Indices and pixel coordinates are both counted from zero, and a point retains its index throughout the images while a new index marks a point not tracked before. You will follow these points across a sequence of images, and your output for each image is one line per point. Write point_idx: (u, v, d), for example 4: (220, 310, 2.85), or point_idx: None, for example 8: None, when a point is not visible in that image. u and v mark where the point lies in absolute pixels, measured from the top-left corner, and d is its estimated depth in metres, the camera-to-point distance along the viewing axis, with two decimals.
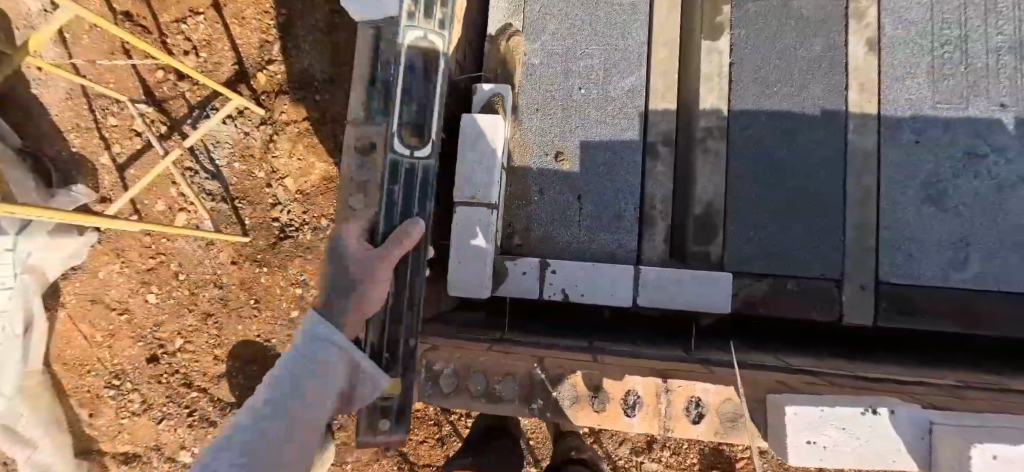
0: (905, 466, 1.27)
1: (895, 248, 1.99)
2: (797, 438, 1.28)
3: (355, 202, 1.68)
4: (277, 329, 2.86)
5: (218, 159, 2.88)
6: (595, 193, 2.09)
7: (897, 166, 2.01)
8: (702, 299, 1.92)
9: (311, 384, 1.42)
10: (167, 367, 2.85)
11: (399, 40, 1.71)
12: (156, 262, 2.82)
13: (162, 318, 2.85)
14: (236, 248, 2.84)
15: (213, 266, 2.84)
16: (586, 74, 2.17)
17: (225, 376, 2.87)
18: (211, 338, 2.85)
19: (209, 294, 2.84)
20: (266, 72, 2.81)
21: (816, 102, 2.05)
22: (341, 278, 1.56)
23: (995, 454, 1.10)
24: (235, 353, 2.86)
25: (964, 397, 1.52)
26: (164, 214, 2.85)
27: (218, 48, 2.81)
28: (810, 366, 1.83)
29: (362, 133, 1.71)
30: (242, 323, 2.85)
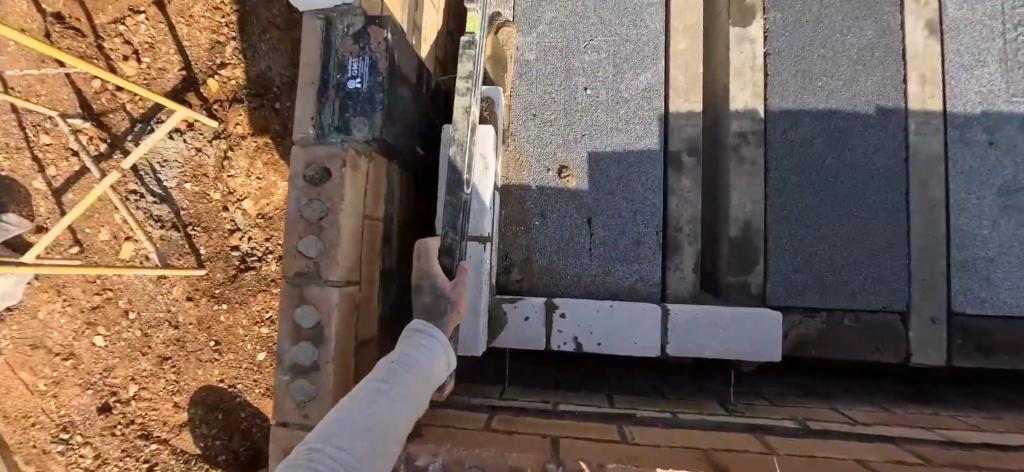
0: None
1: (970, 271, 1.65)
2: None
3: (308, 247, 1.28)
4: (242, 373, 2.40)
5: (165, 180, 2.42)
6: (607, 215, 1.74)
7: (969, 172, 1.67)
8: (746, 343, 1.57)
9: (424, 373, 1.13)
10: (121, 417, 2.35)
11: (358, 34, 1.36)
12: (103, 299, 2.35)
13: (113, 362, 2.36)
14: (191, 281, 2.40)
15: (166, 303, 2.39)
16: (591, 71, 1.81)
17: (189, 424, 2.37)
18: (169, 384, 2.37)
19: (164, 336, 2.38)
20: (217, 77, 2.39)
21: (869, 99, 1.70)
22: (439, 305, 1.32)
23: None
24: (198, 400, 2.38)
25: None
26: (109, 244, 2.38)
27: (162, 51, 2.36)
28: (880, 422, 1.50)
29: (311, 157, 1.32)
30: (201, 367, 2.39)
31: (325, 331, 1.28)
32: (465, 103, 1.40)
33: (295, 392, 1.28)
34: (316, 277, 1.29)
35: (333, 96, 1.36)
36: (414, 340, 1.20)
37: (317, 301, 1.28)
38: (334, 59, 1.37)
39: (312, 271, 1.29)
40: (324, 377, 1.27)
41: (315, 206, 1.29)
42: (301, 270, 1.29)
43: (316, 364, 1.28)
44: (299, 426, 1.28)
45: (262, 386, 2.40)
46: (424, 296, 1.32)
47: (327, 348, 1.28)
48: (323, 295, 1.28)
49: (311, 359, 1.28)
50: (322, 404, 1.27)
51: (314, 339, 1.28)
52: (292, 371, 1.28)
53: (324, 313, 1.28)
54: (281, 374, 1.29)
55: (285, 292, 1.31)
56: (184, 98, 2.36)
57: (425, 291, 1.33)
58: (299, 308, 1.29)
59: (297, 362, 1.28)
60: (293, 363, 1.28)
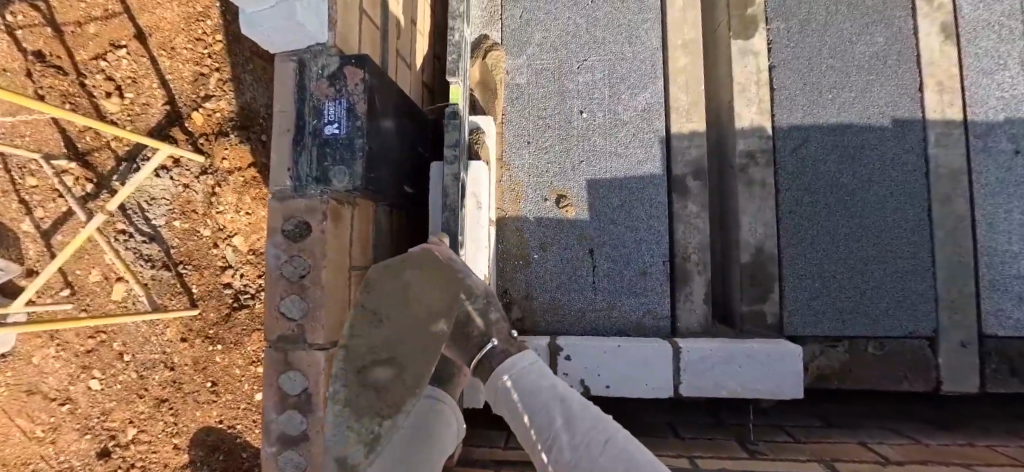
0: None
1: (1001, 290, 1.53)
2: None
3: (291, 308, 1.24)
4: (242, 414, 2.32)
5: (154, 218, 2.35)
6: (610, 244, 1.65)
7: (994, 184, 1.56)
8: (762, 380, 1.48)
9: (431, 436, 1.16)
10: (121, 461, 2.28)
11: (332, 75, 1.30)
12: (97, 342, 2.28)
13: (110, 405, 2.29)
14: (184, 321, 2.32)
15: (161, 345, 2.32)
16: (586, 94, 1.72)
17: (191, 466, 2.30)
18: (168, 426, 2.30)
19: (160, 377, 2.31)
20: (202, 110, 2.31)
21: (883, 110, 1.60)
22: (447, 369, 1.30)
23: None
24: (199, 442, 2.31)
25: None
26: (101, 285, 2.31)
27: (145, 86, 2.28)
28: (915, 459, 1.39)
29: (289, 211, 1.27)
30: (199, 408, 2.31)
31: (312, 397, 1.26)
32: (453, 172, 1.39)
33: (285, 464, 1.26)
34: (301, 339, 1.25)
35: (309, 144, 1.30)
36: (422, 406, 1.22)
37: (302, 366, 1.25)
38: (309, 105, 1.31)
39: (296, 333, 1.24)
40: (314, 446, 1.25)
41: (296, 263, 1.24)
42: (284, 333, 1.25)
43: (305, 433, 1.26)
44: None
45: None
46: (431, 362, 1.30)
47: (316, 417, 1.25)
48: (309, 359, 1.25)
49: (300, 427, 1.25)
50: None
51: (302, 406, 1.26)
52: (281, 441, 1.26)
53: (311, 378, 1.25)
54: (269, 445, 1.26)
55: (269, 357, 1.27)
56: (171, 135, 2.29)
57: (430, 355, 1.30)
58: (285, 374, 1.25)
59: (284, 432, 1.26)
60: (281, 432, 1.26)
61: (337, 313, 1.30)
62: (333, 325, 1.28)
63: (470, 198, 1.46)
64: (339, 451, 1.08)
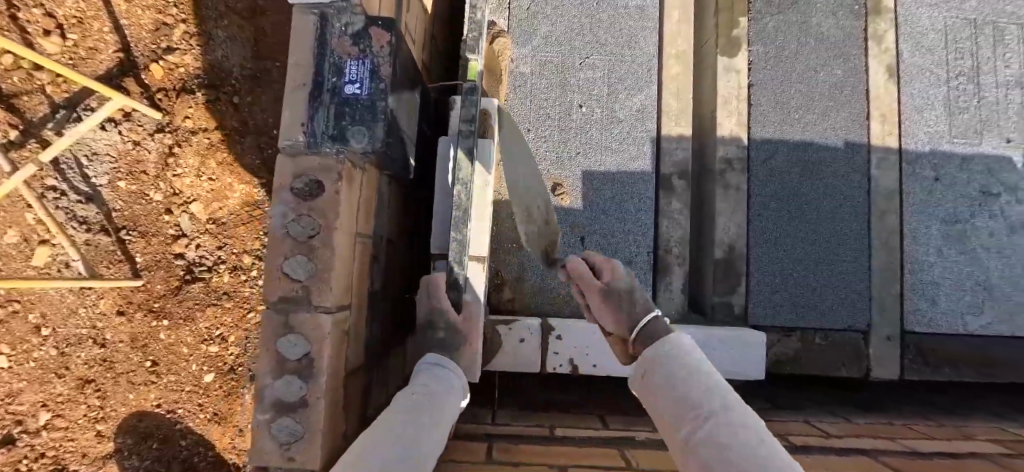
0: None
1: (920, 293, 1.81)
2: None
3: (296, 268, 1.17)
4: (184, 397, 2.15)
5: (94, 177, 2.14)
6: (601, 234, 1.75)
7: (919, 204, 1.84)
8: (729, 364, 1.64)
9: (441, 401, 1.10)
10: (27, 451, 2.02)
11: (357, 35, 1.27)
12: (7, 313, 2.00)
13: (18, 386, 2.02)
14: (123, 293, 2.12)
15: (90, 319, 2.09)
16: (586, 89, 1.81)
17: (115, 456, 2.09)
18: (91, 411, 2.07)
19: (87, 356, 2.08)
20: (164, 64, 2.16)
21: (838, 133, 1.84)
22: (452, 339, 1.32)
23: None
24: (128, 428, 2.11)
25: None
26: (15, 248, 2.02)
27: (92, 28, 2.08)
28: (848, 432, 1.60)
29: (301, 167, 1.22)
30: (133, 390, 2.12)
31: (315, 362, 1.17)
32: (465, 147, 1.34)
33: (278, 434, 1.15)
34: (306, 302, 1.18)
35: (327, 101, 1.24)
36: (426, 373, 1.19)
37: (303, 329, 1.17)
38: (329, 61, 1.26)
39: (301, 295, 1.18)
40: (314, 415, 1.16)
41: (304, 222, 1.18)
42: (286, 294, 1.18)
43: (303, 401, 1.16)
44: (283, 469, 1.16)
45: (208, 411, 2.15)
46: (437, 332, 1.32)
47: (317, 383, 1.16)
48: (314, 323, 1.17)
49: (298, 395, 1.16)
50: (309, 445, 1.15)
51: (302, 371, 1.16)
52: (275, 409, 1.16)
53: (314, 342, 1.17)
54: (261, 414, 1.16)
55: (268, 320, 1.19)
56: (124, 87, 2.11)
57: (439, 325, 1.32)
58: (285, 339, 1.17)
59: (279, 399, 1.16)
60: (275, 400, 1.16)
61: (344, 277, 1.25)
62: (337, 289, 1.21)
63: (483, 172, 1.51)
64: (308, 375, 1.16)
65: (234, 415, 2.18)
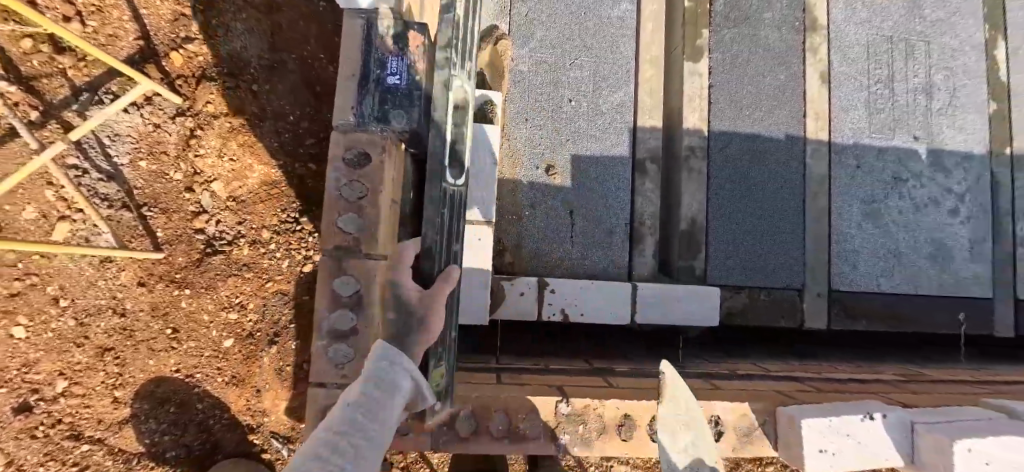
0: (893, 462, 1.39)
1: (843, 260, 2.22)
2: (810, 448, 1.35)
3: (348, 224, 1.44)
4: (202, 363, 2.05)
5: (114, 156, 2.00)
6: (587, 207, 2.07)
7: (844, 187, 2.24)
8: (691, 314, 2.00)
9: (387, 403, 1.03)
10: (19, 431, 1.80)
11: (396, 35, 1.54)
12: (26, 285, 1.78)
13: (34, 356, 1.80)
14: (144, 265, 1.97)
15: (111, 289, 1.91)
16: (575, 86, 2.13)
17: (132, 422, 1.94)
18: (109, 378, 1.91)
19: (106, 325, 1.90)
20: (182, 52, 2.14)
21: (781, 127, 2.23)
22: (407, 316, 1.41)
23: (969, 447, 1.22)
24: (145, 394, 1.96)
25: (912, 391, 1.74)
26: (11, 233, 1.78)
27: (112, 17, 2.02)
28: (786, 368, 1.97)
29: (351, 141, 1.48)
30: (153, 356, 1.98)
31: (364, 299, 1.44)
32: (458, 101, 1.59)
33: (334, 356, 1.42)
34: (357, 250, 1.45)
35: (373, 90, 1.53)
36: (377, 367, 1.10)
37: (355, 272, 1.44)
38: (373, 56, 1.53)
39: (352, 245, 1.44)
40: (364, 341, 1.43)
41: (355, 187, 1.45)
42: (340, 244, 1.44)
43: (354, 329, 1.43)
44: (337, 385, 1.42)
45: (225, 374, 2.06)
46: (389, 309, 1.43)
47: (365, 315, 1.44)
48: (363, 267, 1.44)
49: (350, 324, 1.43)
50: (360, 365, 1.43)
51: (353, 306, 1.44)
52: (331, 336, 1.43)
53: (364, 283, 1.44)
54: (319, 340, 1.43)
55: (324, 265, 1.44)
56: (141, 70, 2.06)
57: (390, 302, 1.43)
58: (340, 280, 1.43)
59: (335, 328, 1.43)
60: (331, 328, 1.43)
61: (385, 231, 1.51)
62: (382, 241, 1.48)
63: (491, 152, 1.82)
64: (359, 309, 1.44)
65: (252, 377, 2.10)
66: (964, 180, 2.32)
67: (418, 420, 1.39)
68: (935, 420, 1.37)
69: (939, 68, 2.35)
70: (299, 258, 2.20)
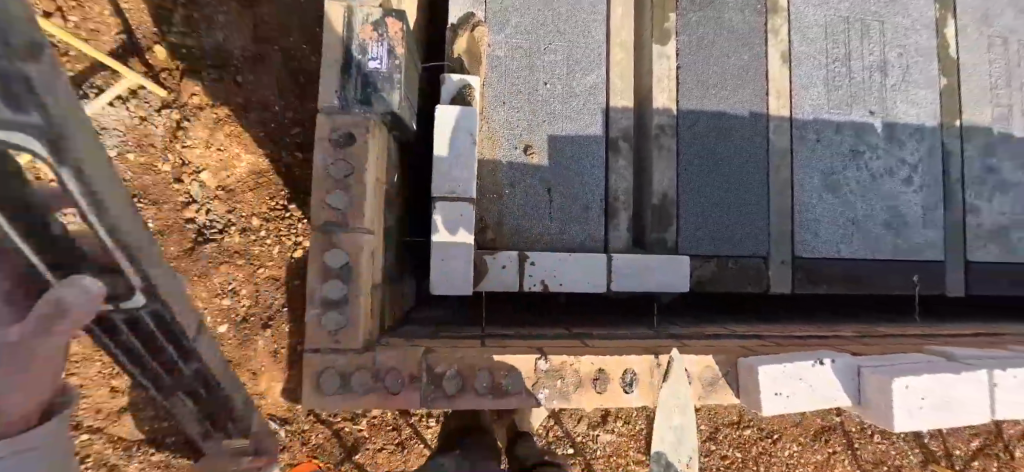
0: (841, 402, 1.53)
1: (806, 228, 2.36)
2: (768, 392, 1.47)
3: (337, 200, 1.53)
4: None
5: (103, 149, 2.18)
6: (564, 185, 2.19)
7: (806, 160, 2.39)
8: (664, 281, 2.14)
9: None
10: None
11: (376, 22, 1.63)
12: None
13: None
14: None
15: None
16: (550, 70, 2.23)
17: (130, 409, 2.21)
18: (105, 368, 2.16)
19: None
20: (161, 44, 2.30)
21: (745, 105, 2.35)
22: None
23: (907, 384, 1.38)
24: None
25: (863, 343, 1.90)
26: None
27: (92, 10, 2.17)
28: (752, 330, 2.12)
29: (336, 123, 1.57)
30: None
31: (354, 270, 1.54)
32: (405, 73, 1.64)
33: (327, 323, 1.52)
34: (345, 225, 1.54)
35: (355, 74, 1.61)
36: None
37: (344, 245, 1.54)
38: (355, 42, 1.62)
39: (340, 220, 1.54)
40: (355, 309, 1.53)
41: (341, 165, 1.54)
42: (328, 219, 1.54)
43: (345, 299, 1.53)
44: (330, 350, 1.52)
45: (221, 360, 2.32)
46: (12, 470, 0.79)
47: (355, 285, 1.53)
48: (351, 241, 1.54)
49: (341, 294, 1.52)
50: (352, 332, 1.53)
51: (343, 277, 1.53)
52: (323, 305, 1.52)
53: (353, 255, 1.54)
54: (312, 309, 1.52)
55: (315, 240, 1.54)
56: (127, 64, 2.23)
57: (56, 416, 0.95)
58: (330, 253, 1.53)
59: (327, 298, 1.52)
60: (324, 298, 1.52)
61: (371, 208, 1.61)
62: (368, 216, 1.58)
63: (470, 133, 1.90)
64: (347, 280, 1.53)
65: (248, 361, 2.32)
66: (918, 151, 2.47)
67: (408, 379, 1.51)
68: (877, 363, 1.53)
69: (892, 46, 2.49)
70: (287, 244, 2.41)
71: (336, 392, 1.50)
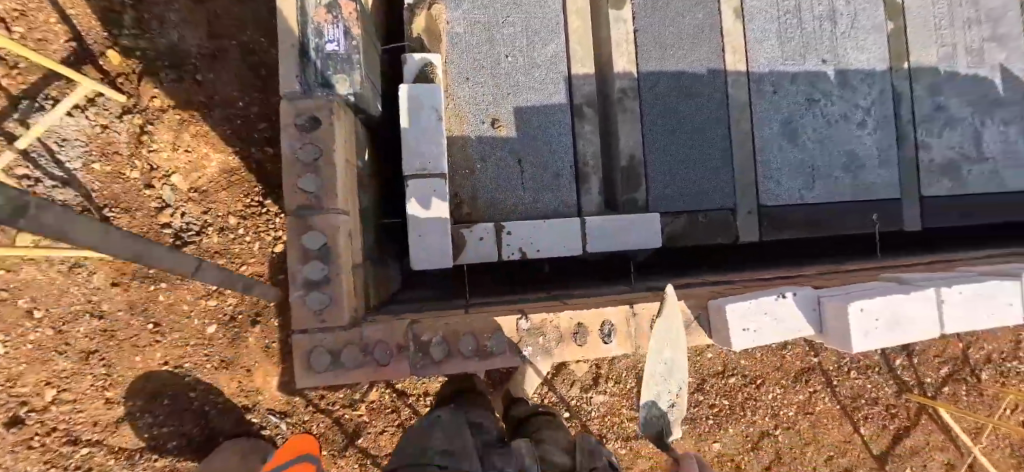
0: (804, 332, 1.64)
1: (769, 177, 2.46)
2: (736, 327, 1.56)
3: (308, 184, 1.56)
4: (190, 352, 2.27)
5: (68, 161, 2.16)
6: (533, 155, 2.23)
7: (764, 112, 2.47)
8: (637, 239, 2.22)
9: None
10: (38, 427, 2.09)
11: (329, 5, 1.64)
12: None
13: (19, 369, 2.08)
14: (116, 266, 2.17)
15: (85, 294, 2.14)
16: (510, 43, 2.25)
17: (128, 418, 2.19)
18: (98, 379, 2.16)
19: (86, 329, 2.15)
20: (114, 50, 2.27)
21: (703, 63, 2.42)
22: None
23: (861, 307, 1.48)
24: (136, 391, 2.20)
25: (827, 279, 2.01)
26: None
27: (38, 20, 2.14)
28: (724, 278, 2.21)
29: (299, 108, 1.59)
30: (138, 353, 2.21)
31: (332, 250, 1.57)
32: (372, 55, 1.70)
33: (312, 303, 1.56)
34: (319, 207, 1.58)
35: (314, 58, 1.64)
36: None
37: (320, 227, 1.57)
38: (310, 26, 1.64)
39: (314, 203, 1.57)
40: (338, 287, 1.57)
41: (309, 149, 1.57)
42: (302, 203, 1.57)
43: (326, 278, 1.57)
44: (318, 329, 1.57)
45: (214, 358, 2.28)
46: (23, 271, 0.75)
47: (335, 265, 1.57)
48: (327, 222, 1.57)
49: (322, 274, 1.56)
50: (337, 310, 1.57)
51: (323, 257, 1.57)
52: (306, 286, 1.56)
53: (330, 236, 1.57)
54: (296, 291, 1.56)
55: (291, 223, 1.57)
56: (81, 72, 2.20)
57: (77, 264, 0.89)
58: (306, 235, 1.56)
59: (310, 279, 1.56)
60: (306, 279, 1.56)
61: (344, 189, 1.64)
62: (342, 197, 1.61)
63: (436, 111, 1.93)
64: (327, 259, 1.57)
65: (241, 358, 2.31)
66: (870, 95, 2.58)
67: (395, 350, 1.57)
68: (834, 292, 1.63)
69: None
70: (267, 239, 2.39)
71: (327, 368, 1.56)
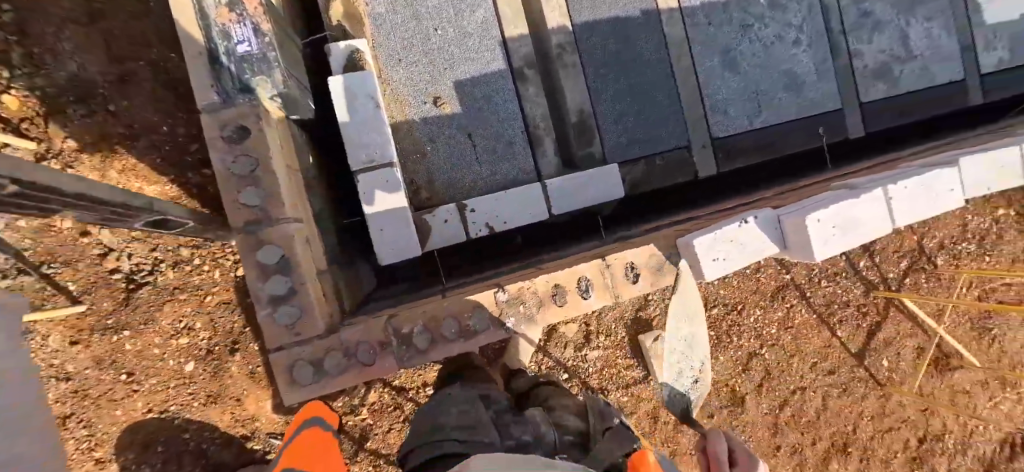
0: (769, 250, 1.69)
1: (717, 109, 2.48)
2: (705, 259, 1.60)
3: (250, 197, 1.47)
4: (173, 394, 2.10)
5: None
6: (482, 127, 2.18)
7: (701, 45, 2.47)
8: (599, 193, 2.23)
9: None
10: None
11: (230, 3, 1.51)
12: None
13: None
14: (71, 324, 1.98)
15: (44, 359, 1.93)
16: (436, 15, 2.16)
17: None
18: (81, 443, 1.97)
19: (54, 394, 1.94)
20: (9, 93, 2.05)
21: (634, 5, 2.38)
22: None
23: (816, 218, 1.52)
24: (126, 445, 2.03)
25: (785, 196, 2.06)
26: None
27: None
28: (689, 215, 2.25)
29: (223, 120, 1.49)
30: (117, 407, 2.03)
31: (291, 261, 1.50)
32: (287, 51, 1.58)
33: (281, 319, 1.50)
34: (267, 219, 1.50)
35: (228, 64, 1.53)
36: None
37: (273, 240, 1.49)
38: (216, 30, 1.52)
39: (261, 215, 1.49)
40: (306, 298, 1.51)
41: (243, 161, 1.48)
42: (248, 219, 1.50)
43: (291, 290, 1.50)
44: (294, 344, 1.52)
45: (200, 395, 2.12)
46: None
47: (297, 276, 1.50)
48: (278, 233, 1.49)
49: (286, 287, 1.49)
50: (309, 320, 1.51)
51: (283, 270, 1.50)
52: (272, 303, 1.50)
53: (285, 246, 1.49)
54: (262, 310, 1.50)
55: (242, 241, 1.50)
56: None
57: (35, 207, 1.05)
58: (260, 250, 1.49)
59: (274, 295, 1.49)
60: (270, 295, 1.49)
61: (290, 195, 1.56)
62: (289, 204, 1.53)
63: (372, 99, 1.84)
64: (288, 272, 1.50)
65: (227, 389, 2.13)
66: (800, 11, 2.61)
67: (378, 347, 1.54)
68: (791, 207, 1.68)
69: None
70: (224, 262, 2.20)
71: (313, 380, 1.52)
